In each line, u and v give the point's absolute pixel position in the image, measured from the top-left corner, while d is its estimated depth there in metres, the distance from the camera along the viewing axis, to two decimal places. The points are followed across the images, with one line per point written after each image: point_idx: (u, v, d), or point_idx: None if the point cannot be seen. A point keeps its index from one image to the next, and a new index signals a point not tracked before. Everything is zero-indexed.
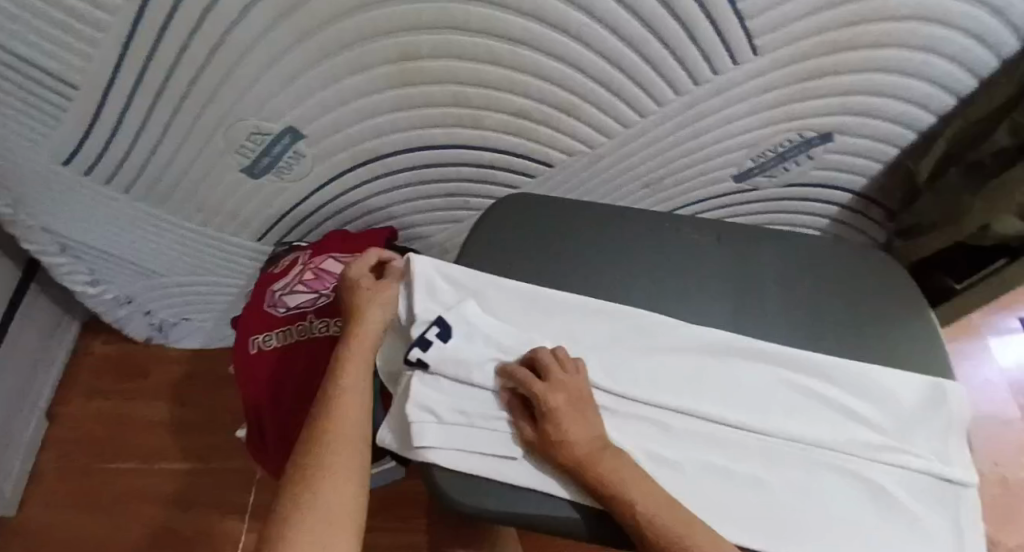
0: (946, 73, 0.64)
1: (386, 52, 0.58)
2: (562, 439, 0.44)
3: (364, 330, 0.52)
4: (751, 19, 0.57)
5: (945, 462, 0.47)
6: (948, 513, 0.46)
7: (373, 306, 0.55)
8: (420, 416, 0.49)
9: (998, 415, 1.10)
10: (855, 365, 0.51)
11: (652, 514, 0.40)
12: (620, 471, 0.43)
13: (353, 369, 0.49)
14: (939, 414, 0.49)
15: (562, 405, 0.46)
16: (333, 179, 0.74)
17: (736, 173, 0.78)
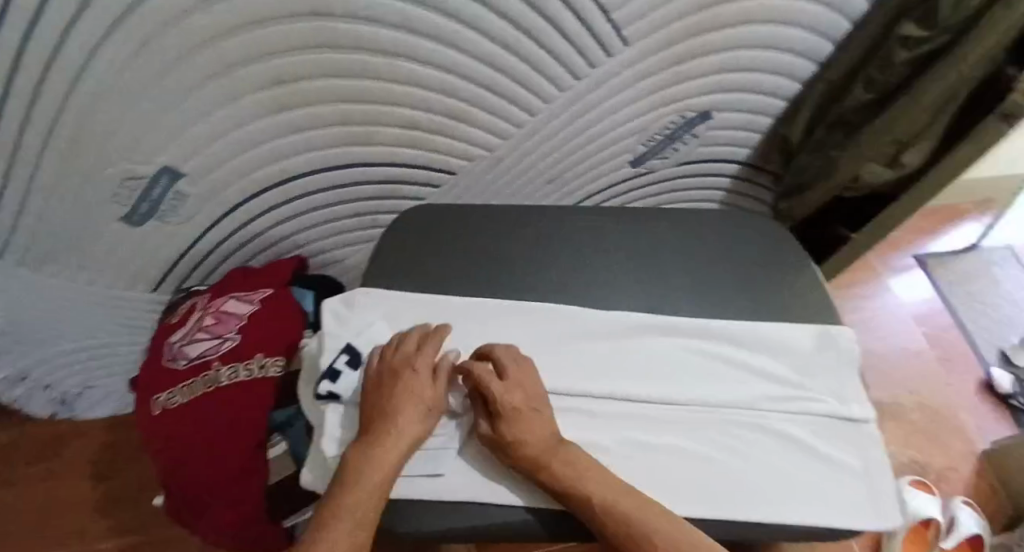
0: (802, 43, 0.69)
1: (257, 78, 0.56)
2: (518, 437, 0.43)
3: (410, 404, 0.46)
4: (614, 11, 0.60)
5: (844, 403, 0.52)
6: (851, 446, 0.50)
7: (423, 376, 0.48)
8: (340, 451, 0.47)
9: (909, 347, 1.19)
10: (755, 325, 0.55)
11: (607, 500, 0.41)
12: (577, 463, 0.43)
13: (384, 444, 0.43)
14: (839, 356, 0.54)
15: (520, 403, 0.45)
16: (226, 217, 0.70)
17: (632, 159, 0.81)
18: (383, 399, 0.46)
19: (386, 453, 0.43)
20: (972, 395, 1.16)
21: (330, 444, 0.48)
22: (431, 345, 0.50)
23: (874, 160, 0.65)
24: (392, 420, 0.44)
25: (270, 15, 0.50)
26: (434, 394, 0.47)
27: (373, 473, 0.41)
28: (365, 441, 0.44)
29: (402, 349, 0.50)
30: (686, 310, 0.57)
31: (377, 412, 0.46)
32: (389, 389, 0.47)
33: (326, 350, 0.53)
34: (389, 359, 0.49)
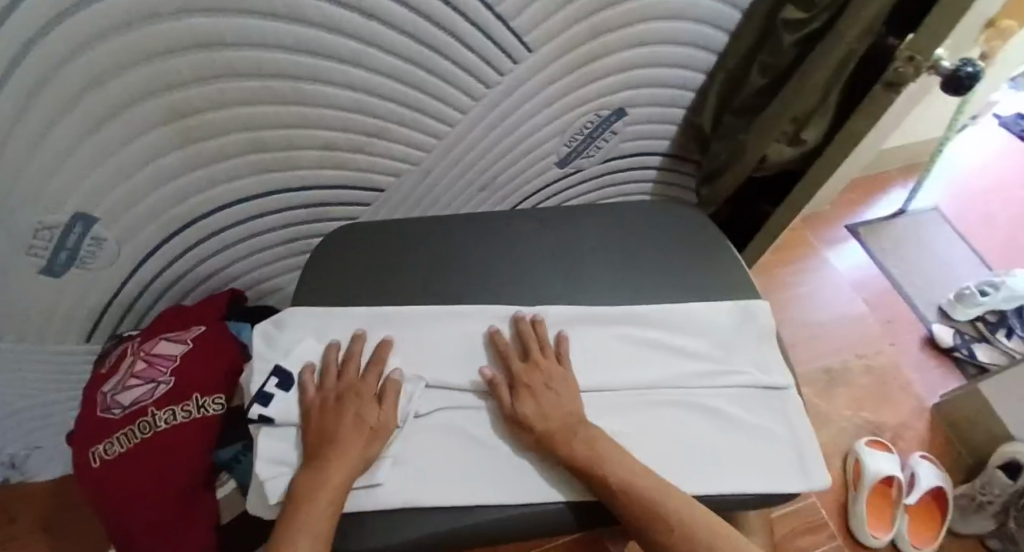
0: (701, 35, 0.72)
1: (159, 113, 0.55)
2: (542, 413, 0.49)
3: (356, 425, 0.47)
4: (512, 19, 0.62)
5: (765, 371, 0.56)
6: (772, 413, 0.53)
7: (367, 400, 0.50)
8: (273, 471, 0.47)
9: (853, 313, 1.24)
10: (676, 308, 0.59)
11: (620, 479, 0.44)
12: (597, 440, 0.47)
13: (333, 464, 0.44)
14: (756, 328, 0.58)
15: (538, 385, 0.51)
16: (151, 256, 0.69)
17: (558, 161, 0.83)
18: (328, 424, 0.48)
19: (336, 472, 0.44)
20: (916, 352, 1.22)
21: (264, 466, 0.47)
22: (373, 372, 0.52)
23: (777, 139, 0.68)
24: (338, 442, 0.46)
25: (163, 51, 0.50)
26: (380, 414, 0.49)
27: (324, 493, 0.43)
28: (313, 465, 0.45)
29: (344, 378, 0.52)
30: (617, 299, 0.61)
31: (322, 436, 0.47)
32: (334, 414, 0.48)
33: (255, 373, 0.52)
34: (331, 387, 0.51)
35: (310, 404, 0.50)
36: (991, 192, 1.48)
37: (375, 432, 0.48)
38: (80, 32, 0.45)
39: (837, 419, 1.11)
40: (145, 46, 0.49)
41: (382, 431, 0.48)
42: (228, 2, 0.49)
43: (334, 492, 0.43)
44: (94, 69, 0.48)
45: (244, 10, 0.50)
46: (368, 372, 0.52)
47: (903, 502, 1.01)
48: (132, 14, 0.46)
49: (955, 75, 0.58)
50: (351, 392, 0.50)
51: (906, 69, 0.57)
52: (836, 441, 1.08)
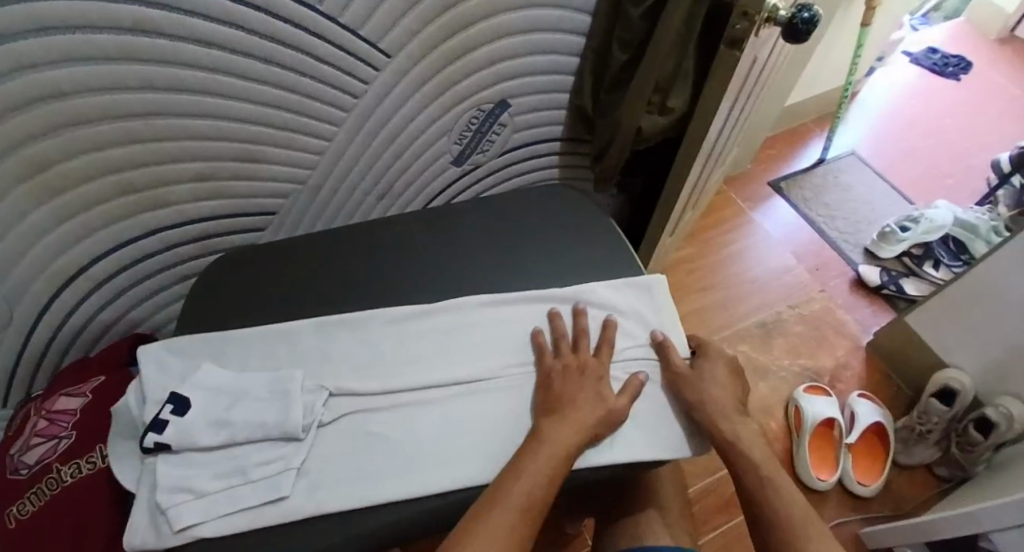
0: (565, 19, 0.73)
1: (7, 176, 0.54)
2: (708, 383, 0.56)
3: (595, 400, 0.52)
4: (360, 28, 0.62)
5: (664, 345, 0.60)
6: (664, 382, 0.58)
7: (605, 382, 0.54)
8: (173, 500, 0.46)
9: (783, 265, 1.28)
10: (570, 288, 0.62)
11: (768, 471, 0.51)
12: (746, 430, 0.54)
13: (569, 422, 0.49)
14: (652, 303, 0.62)
15: (717, 365, 0.59)
16: (41, 318, 0.67)
17: (453, 159, 0.83)
18: (569, 388, 0.53)
19: (566, 432, 0.48)
20: (845, 294, 1.25)
21: (165, 495, 0.46)
22: (607, 355, 0.57)
23: (648, 111, 0.70)
24: (578, 406, 0.51)
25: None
26: (616, 399, 0.53)
27: (558, 442, 0.47)
28: (554, 418, 0.50)
29: (582, 352, 0.56)
30: (503, 287, 0.63)
31: (563, 395, 0.52)
32: (575, 382, 0.53)
33: (149, 402, 0.51)
34: (567, 356, 0.56)
35: (551, 368, 0.54)
36: (905, 127, 1.53)
37: (610, 413, 0.52)
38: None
39: (779, 371, 1.14)
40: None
41: (616, 414, 0.52)
42: (47, 53, 0.48)
43: (564, 445, 0.48)
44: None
45: (68, 57, 0.50)
46: (600, 351, 0.57)
47: (844, 441, 1.02)
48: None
49: (792, 23, 0.59)
50: (589, 368, 0.55)
51: (741, 24, 0.58)
52: (778, 392, 1.11)
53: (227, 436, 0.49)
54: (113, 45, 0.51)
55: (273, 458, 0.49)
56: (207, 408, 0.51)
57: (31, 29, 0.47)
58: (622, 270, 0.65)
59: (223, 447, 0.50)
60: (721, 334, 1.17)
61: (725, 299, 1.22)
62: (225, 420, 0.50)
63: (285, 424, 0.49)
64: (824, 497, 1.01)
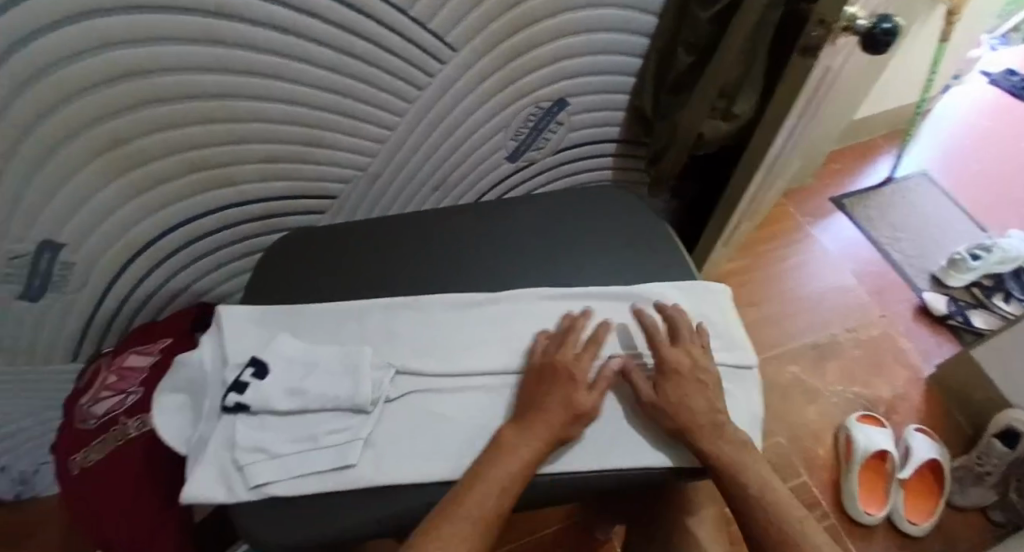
0: (632, 20, 0.73)
1: (92, 148, 0.58)
2: (680, 395, 0.50)
3: (562, 403, 0.49)
4: (429, 21, 0.63)
5: (736, 351, 0.57)
6: (742, 388, 0.55)
7: (580, 380, 0.51)
8: (250, 458, 0.48)
9: (841, 286, 1.23)
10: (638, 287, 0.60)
11: (761, 489, 0.45)
12: (736, 443, 0.48)
13: (536, 428, 0.47)
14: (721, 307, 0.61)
15: (689, 372, 0.52)
16: (117, 280, 0.73)
17: (508, 155, 0.84)
18: (542, 390, 0.50)
19: (526, 443, 0.46)
20: (907, 321, 1.19)
21: (241, 452, 0.48)
22: (588, 355, 0.53)
23: (711, 116, 0.68)
24: (544, 410, 0.48)
25: (84, 86, 0.53)
26: (586, 400, 0.50)
27: (521, 452, 0.45)
28: (518, 426, 0.48)
29: (568, 350, 0.53)
30: (556, 281, 0.63)
31: (534, 400, 0.50)
32: (547, 382, 0.51)
33: (230, 363, 0.53)
34: (551, 355, 0.53)
35: (534, 369, 0.53)
36: (983, 150, 1.45)
37: (575, 413, 0.49)
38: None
39: (830, 395, 1.09)
40: (63, 87, 0.52)
41: (583, 416, 0.49)
42: (132, 34, 0.51)
43: (524, 456, 0.45)
44: (18, 113, 0.51)
45: (148, 37, 0.52)
46: (585, 350, 0.54)
47: (897, 477, 0.97)
48: (42, 62, 0.49)
49: (871, 32, 0.57)
50: (569, 366, 0.52)
51: (818, 30, 0.57)
52: (827, 416, 1.07)
53: (301, 403, 0.51)
54: (194, 27, 0.53)
55: (340, 428, 0.50)
56: (284, 377, 0.53)
57: (121, 9, 0.49)
58: (679, 275, 0.64)
59: (299, 412, 0.52)
60: (768, 352, 1.14)
61: (776, 315, 1.18)
62: (299, 389, 0.52)
63: (355, 397, 0.51)
64: (870, 532, 0.96)
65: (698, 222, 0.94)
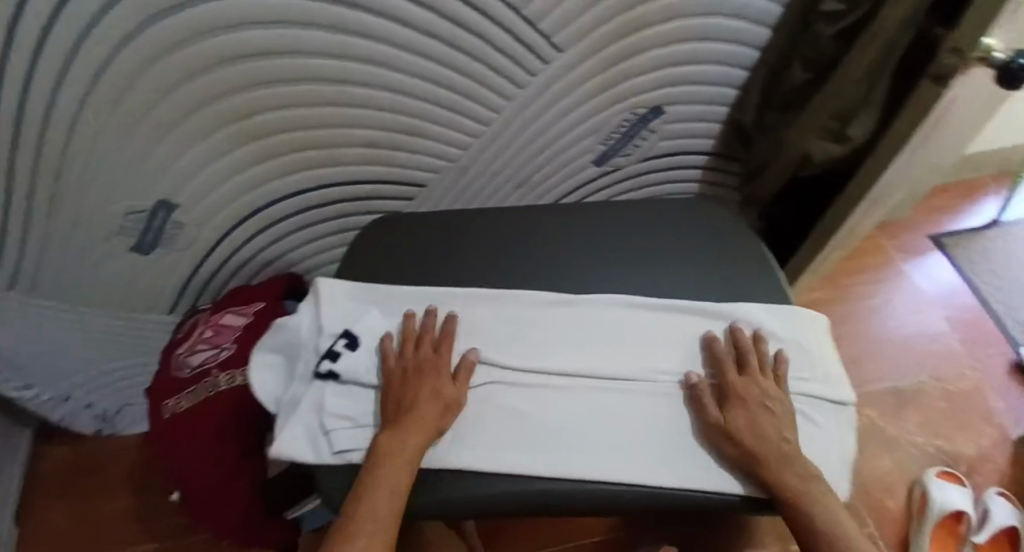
0: (742, 31, 0.71)
1: (214, 119, 0.63)
2: (749, 424, 0.50)
3: (433, 398, 0.52)
4: (540, 21, 0.63)
5: (830, 385, 0.55)
6: (834, 424, 0.54)
7: (443, 375, 0.54)
8: (335, 424, 0.52)
9: (930, 330, 1.15)
10: (732, 306, 0.59)
11: (826, 517, 0.46)
12: (803, 471, 0.48)
13: (413, 427, 0.49)
14: (815, 335, 0.59)
15: (755, 398, 0.52)
16: (219, 245, 0.79)
17: (595, 159, 0.84)
18: (407, 390, 0.52)
19: (408, 439, 0.48)
20: (1003, 377, 1.10)
21: (327, 417, 0.53)
22: (445, 352, 0.56)
23: (822, 136, 0.66)
24: (415, 409, 0.51)
25: (215, 63, 0.57)
26: (453, 391, 0.53)
27: (401, 451, 0.48)
28: (396, 426, 0.50)
29: (423, 349, 0.56)
30: (639, 292, 0.62)
31: (405, 399, 0.52)
32: (413, 382, 0.53)
33: (326, 332, 0.59)
34: (410, 356, 0.56)
35: (393, 371, 0.55)
36: None
37: (448, 405, 0.52)
38: (143, 55, 0.53)
39: (907, 445, 1.03)
40: (197, 60, 0.56)
41: (454, 406, 0.52)
42: (261, 16, 0.54)
43: (408, 452, 0.48)
44: (155, 81, 0.56)
45: (273, 20, 0.55)
46: (441, 348, 0.56)
47: (973, 540, 0.90)
48: (180, 35, 0.53)
49: (1008, 67, 0.50)
50: (427, 365, 0.54)
51: (951, 59, 0.53)
52: (901, 468, 1.00)
53: None
54: (322, 14, 0.56)
55: None
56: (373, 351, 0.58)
57: None
58: (770, 299, 0.62)
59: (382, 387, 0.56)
60: None
61: (855, 353, 1.12)
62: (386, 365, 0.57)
63: None
64: None
65: (786, 250, 0.91)
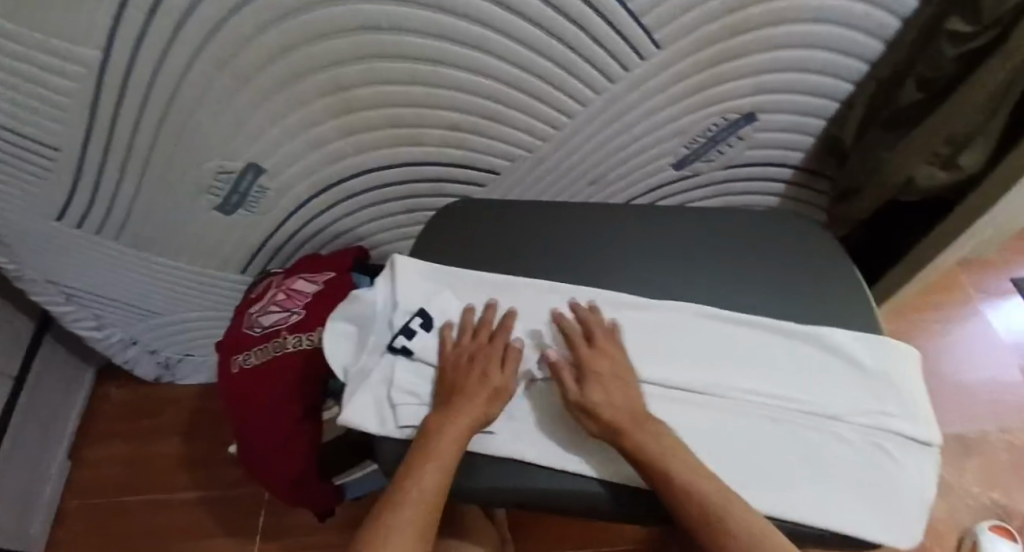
0: (851, 41, 0.68)
1: (308, 90, 0.64)
2: (598, 396, 0.51)
3: (481, 384, 0.53)
4: (645, 16, 0.61)
5: (917, 424, 0.53)
6: (918, 465, 0.51)
7: (495, 363, 0.55)
8: (402, 399, 0.55)
9: (1003, 377, 1.09)
10: (820, 329, 0.57)
11: (688, 480, 0.45)
12: (660, 437, 0.48)
13: (461, 412, 0.51)
14: (905, 367, 0.56)
15: (603, 371, 0.53)
16: (295, 213, 0.81)
17: (674, 162, 0.82)
18: (460, 377, 0.54)
19: (457, 423, 0.50)
20: None
21: (396, 392, 0.55)
22: (499, 341, 0.57)
23: (930, 162, 0.62)
24: (466, 395, 0.52)
25: (318, 33, 0.58)
26: (503, 379, 0.54)
27: (449, 434, 0.49)
28: (446, 410, 0.52)
29: (479, 339, 0.57)
30: (718, 304, 0.61)
31: (456, 386, 0.54)
32: (465, 369, 0.55)
33: (401, 309, 0.60)
34: (464, 344, 0.57)
35: (448, 358, 0.56)
36: None
37: (496, 392, 0.53)
38: (252, 18, 0.55)
39: (960, 492, 0.98)
40: (302, 29, 0.57)
41: (501, 393, 0.53)
42: None
43: (456, 435, 0.49)
44: (260, 45, 0.58)
45: None
46: (495, 338, 0.57)
47: None
48: (291, 3, 0.54)
49: None
50: (480, 353, 0.56)
51: None
52: (953, 517, 0.95)
53: None
54: None
55: None
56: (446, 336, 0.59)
57: None
58: (856, 327, 0.59)
59: None
60: None
61: None
62: None
63: None
64: None
65: (875, 271, 0.89)
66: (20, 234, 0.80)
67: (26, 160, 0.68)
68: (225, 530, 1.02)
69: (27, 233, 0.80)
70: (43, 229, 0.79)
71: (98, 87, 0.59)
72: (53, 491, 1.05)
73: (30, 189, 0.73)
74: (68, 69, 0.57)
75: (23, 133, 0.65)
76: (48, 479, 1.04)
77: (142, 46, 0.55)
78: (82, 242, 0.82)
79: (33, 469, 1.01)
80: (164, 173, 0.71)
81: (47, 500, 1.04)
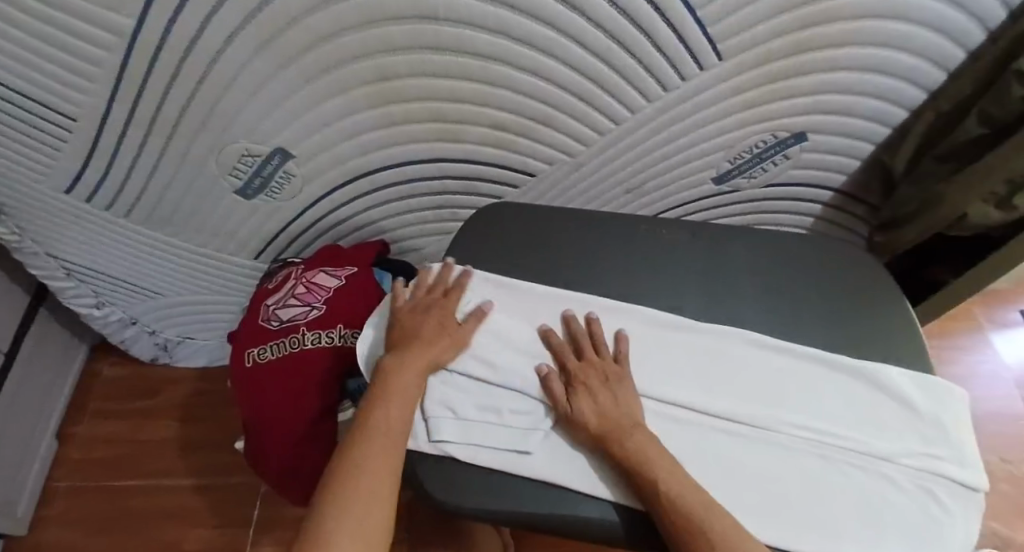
0: (914, 68, 0.66)
1: (352, 78, 0.61)
2: (585, 407, 0.51)
3: (439, 330, 0.56)
4: (712, 26, 0.58)
5: (966, 468, 0.52)
6: (964, 512, 0.50)
7: (449, 315, 0.58)
8: (438, 412, 0.53)
9: (1007, 410, 1.09)
10: (869, 364, 0.56)
11: (671, 488, 0.45)
12: (646, 445, 0.48)
13: (415, 359, 0.54)
14: (952, 408, 0.55)
15: (592, 382, 0.53)
16: (318, 202, 0.78)
17: (715, 176, 0.79)
18: (414, 325, 0.57)
19: (410, 370, 0.53)
20: None
21: (431, 405, 0.53)
22: (454, 296, 0.60)
23: (984, 199, 0.61)
24: (423, 341, 0.55)
25: (369, 19, 0.54)
26: (458, 328, 0.57)
27: (404, 381, 0.52)
28: (399, 355, 0.54)
29: (432, 292, 0.60)
30: (761, 329, 0.60)
31: (411, 332, 0.56)
32: (420, 316, 0.57)
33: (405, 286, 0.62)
34: (419, 296, 0.60)
35: (402, 308, 0.59)
36: None
37: (452, 341, 0.56)
38: None
39: None
40: (354, 13, 0.53)
41: (457, 342, 0.56)
42: None
43: (409, 382, 0.52)
44: (306, 27, 0.54)
45: None
46: (451, 292, 0.60)
47: None
48: None
49: None
50: (435, 304, 0.59)
51: None
52: None
53: (491, 376, 0.55)
54: None
55: (528, 411, 0.54)
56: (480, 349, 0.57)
57: None
58: (902, 364, 0.58)
59: (485, 382, 0.56)
60: None
61: None
62: (487, 360, 0.56)
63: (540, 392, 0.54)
64: None
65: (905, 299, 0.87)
66: (23, 203, 0.75)
67: (40, 127, 0.64)
68: (217, 519, 0.99)
69: (31, 203, 0.75)
70: (50, 200, 0.75)
71: (127, 57, 0.55)
72: (40, 469, 1.01)
73: (40, 159, 0.68)
74: (96, 34, 0.53)
75: (39, 99, 0.61)
76: (35, 457, 1.00)
77: (181, 15, 0.51)
78: (89, 215, 0.78)
79: (21, 448, 0.96)
80: (187, 152, 0.67)
81: (34, 480, 0.99)
